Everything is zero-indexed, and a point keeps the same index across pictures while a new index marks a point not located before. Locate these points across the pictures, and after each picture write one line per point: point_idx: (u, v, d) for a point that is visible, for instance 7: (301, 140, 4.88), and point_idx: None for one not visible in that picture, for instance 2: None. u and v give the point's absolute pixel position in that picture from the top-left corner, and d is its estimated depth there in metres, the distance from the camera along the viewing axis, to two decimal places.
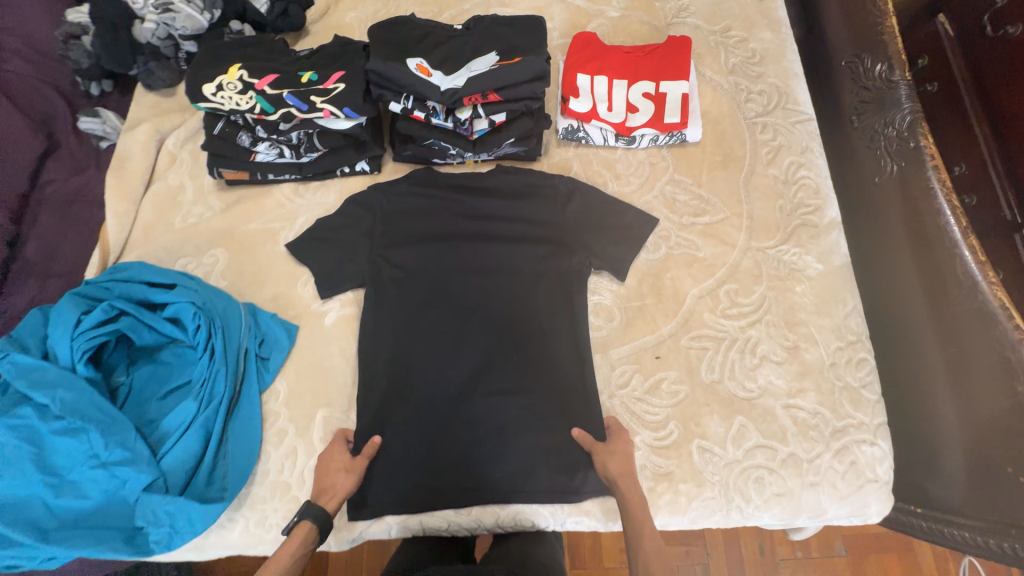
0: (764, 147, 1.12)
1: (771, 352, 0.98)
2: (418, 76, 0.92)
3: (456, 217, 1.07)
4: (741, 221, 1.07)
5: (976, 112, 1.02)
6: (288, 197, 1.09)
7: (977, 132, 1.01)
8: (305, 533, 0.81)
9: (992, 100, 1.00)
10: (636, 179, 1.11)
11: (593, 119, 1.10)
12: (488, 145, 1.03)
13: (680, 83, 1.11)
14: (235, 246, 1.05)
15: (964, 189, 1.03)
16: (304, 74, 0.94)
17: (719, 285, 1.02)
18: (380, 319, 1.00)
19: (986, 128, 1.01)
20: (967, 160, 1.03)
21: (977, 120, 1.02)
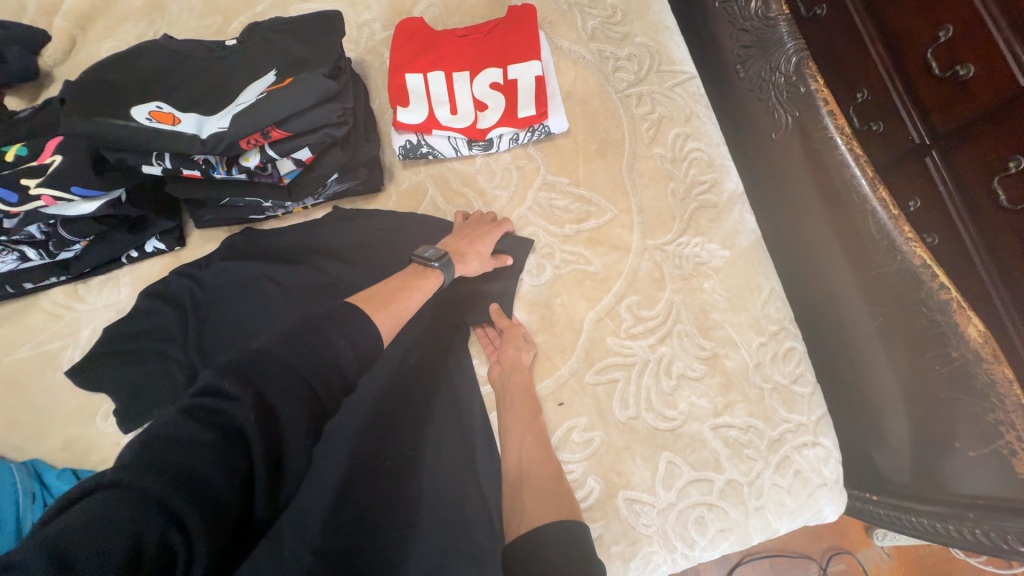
0: (644, 123, 0.95)
1: (688, 369, 0.83)
2: (158, 127, 0.68)
3: (287, 286, 0.86)
4: (631, 217, 0.90)
5: (869, 30, 0.82)
6: (63, 306, 0.84)
7: (872, 51, 0.81)
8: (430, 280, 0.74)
9: (884, 14, 0.79)
10: (503, 191, 0.92)
11: (434, 129, 0.89)
12: (305, 189, 0.81)
13: (531, 65, 0.90)
14: (1, 387, 0.80)
15: (867, 117, 0.84)
16: (10, 149, 0.69)
17: (618, 300, 0.86)
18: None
19: (880, 39, 0.80)
20: (868, 84, 0.83)
21: (870, 39, 0.82)
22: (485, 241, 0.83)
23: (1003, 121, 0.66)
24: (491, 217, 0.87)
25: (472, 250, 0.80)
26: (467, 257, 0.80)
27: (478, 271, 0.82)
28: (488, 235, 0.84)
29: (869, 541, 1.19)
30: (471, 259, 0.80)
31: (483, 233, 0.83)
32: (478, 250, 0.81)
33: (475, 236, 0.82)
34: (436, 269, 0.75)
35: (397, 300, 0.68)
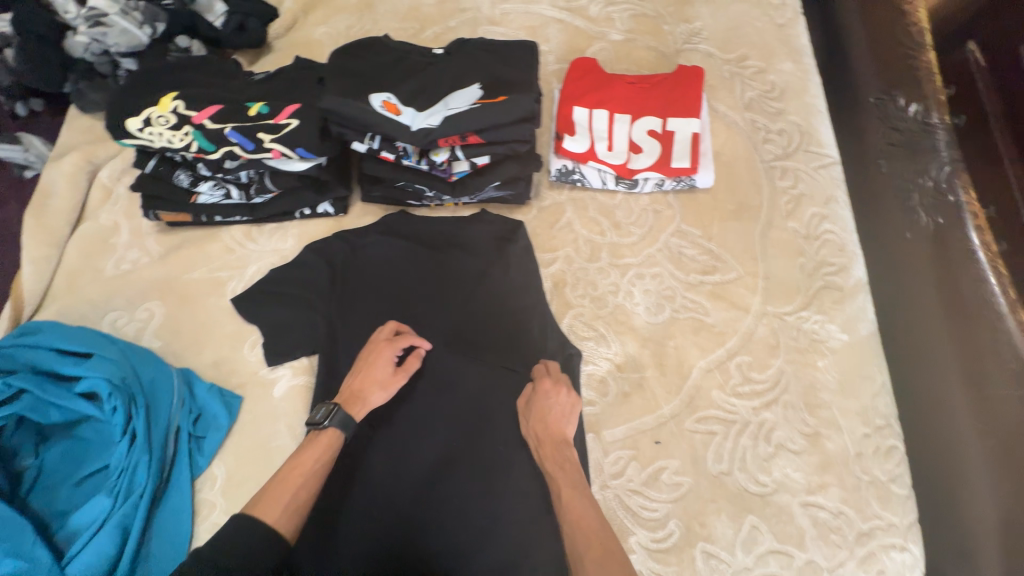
0: (784, 196, 0.99)
1: (788, 441, 0.85)
2: (385, 114, 0.77)
3: (427, 270, 0.93)
4: (756, 281, 0.93)
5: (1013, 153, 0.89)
6: (238, 242, 0.94)
7: (1010, 174, 0.88)
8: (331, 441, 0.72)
9: None
10: (637, 229, 0.98)
11: (590, 160, 0.96)
12: (469, 189, 0.90)
13: (691, 122, 0.97)
14: (173, 299, 0.90)
15: (994, 233, 0.88)
16: (253, 105, 0.80)
17: (730, 356, 0.89)
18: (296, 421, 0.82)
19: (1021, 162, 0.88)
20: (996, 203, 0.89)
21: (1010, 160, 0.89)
22: (377, 368, 0.79)
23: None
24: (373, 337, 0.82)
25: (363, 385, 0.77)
26: (362, 395, 0.77)
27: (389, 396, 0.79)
28: (382, 361, 0.79)
29: None
30: (367, 394, 0.77)
31: (379, 363, 0.79)
32: (370, 380, 0.78)
33: (363, 371, 0.78)
34: (329, 429, 0.72)
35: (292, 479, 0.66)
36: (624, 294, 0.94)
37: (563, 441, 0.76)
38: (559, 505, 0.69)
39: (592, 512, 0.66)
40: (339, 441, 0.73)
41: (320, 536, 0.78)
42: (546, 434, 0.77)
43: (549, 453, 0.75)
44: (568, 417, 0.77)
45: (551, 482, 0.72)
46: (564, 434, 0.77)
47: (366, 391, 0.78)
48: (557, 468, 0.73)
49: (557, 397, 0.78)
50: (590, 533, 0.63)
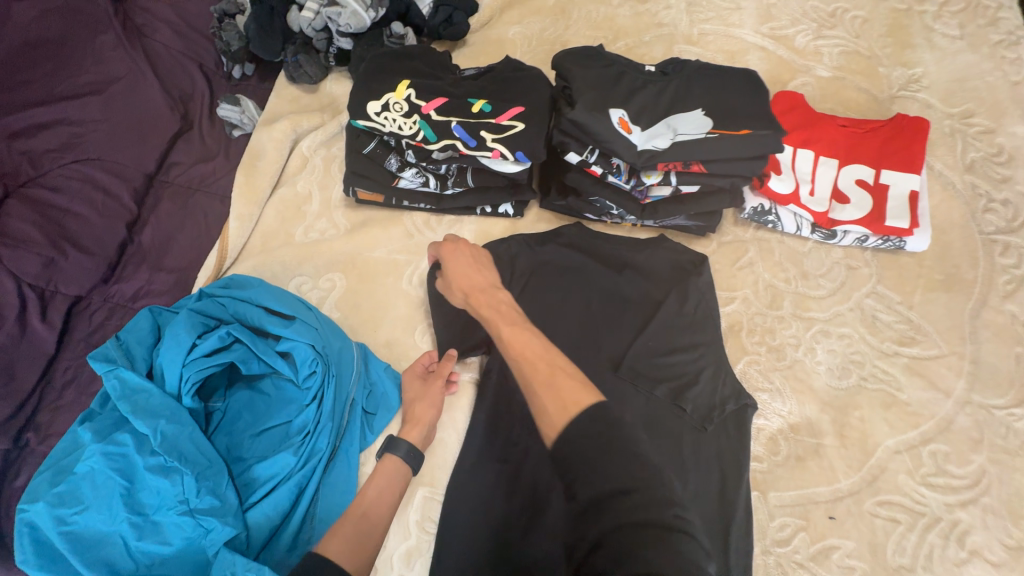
0: (1004, 275, 0.89)
1: (985, 549, 0.76)
2: (619, 131, 0.75)
3: (601, 289, 0.91)
4: (962, 364, 0.85)
5: None
6: (418, 229, 0.97)
7: None
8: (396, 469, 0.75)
9: None
10: (826, 282, 0.91)
11: (792, 203, 0.90)
12: (659, 215, 0.86)
13: (910, 178, 0.89)
14: (354, 274, 0.94)
15: None
16: (476, 102, 0.81)
17: (923, 442, 0.81)
18: (419, 409, 0.81)
19: None
20: None
21: None
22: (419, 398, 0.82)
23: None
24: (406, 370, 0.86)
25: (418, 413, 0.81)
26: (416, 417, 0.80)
27: None
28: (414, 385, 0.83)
29: None
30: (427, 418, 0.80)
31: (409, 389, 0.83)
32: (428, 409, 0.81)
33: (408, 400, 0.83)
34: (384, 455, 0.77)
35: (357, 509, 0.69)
36: (805, 351, 0.88)
37: (489, 286, 0.78)
38: (505, 347, 0.68)
39: (536, 342, 0.67)
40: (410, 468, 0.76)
41: (474, 538, 0.79)
42: (472, 286, 0.78)
43: (481, 301, 0.76)
44: (481, 268, 0.81)
45: (490, 324, 0.72)
46: (486, 282, 0.79)
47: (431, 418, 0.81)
48: (493, 312, 0.73)
49: (457, 249, 0.83)
50: (529, 357, 0.64)
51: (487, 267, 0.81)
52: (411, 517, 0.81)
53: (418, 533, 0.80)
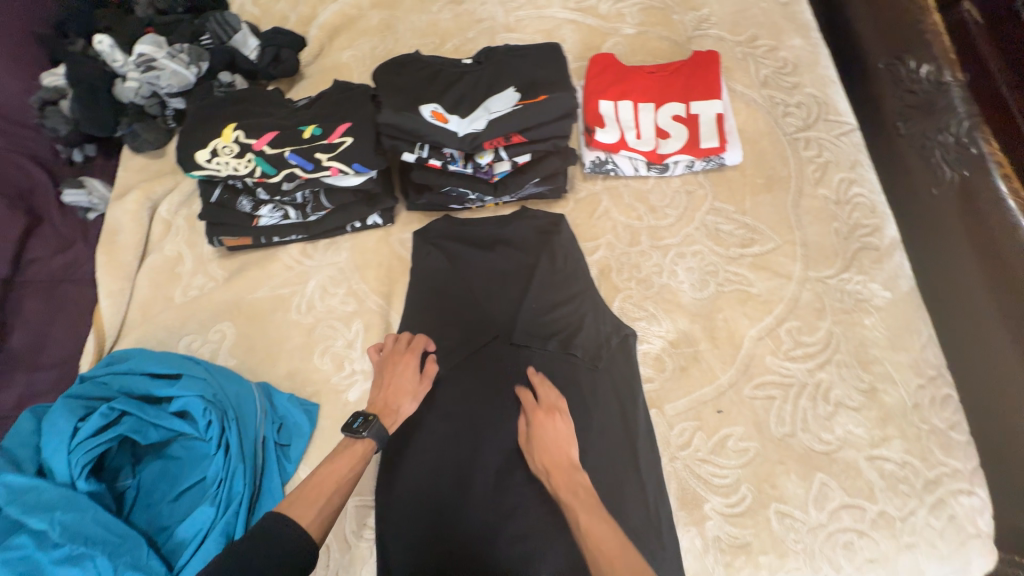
0: (810, 165, 1.03)
1: (846, 398, 0.87)
2: (434, 123, 0.82)
3: (478, 269, 0.97)
4: (794, 249, 0.97)
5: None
6: (295, 260, 0.99)
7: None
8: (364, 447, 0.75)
9: None
10: (672, 210, 1.02)
11: (622, 149, 1.00)
12: (510, 188, 0.93)
13: (713, 103, 1.01)
14: (242, 319, 0.95)
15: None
16: (306, 128, 0.85)
17: (778, 323, 0.92)
18: (403, 402, 0.81)
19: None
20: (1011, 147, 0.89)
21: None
22: (404, 383, 0.83)
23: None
24: (391, 352, 0.86)
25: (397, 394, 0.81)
26: (395, 406, 0.80)
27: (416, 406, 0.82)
28: (407, 372, 0.83)
29: None
30: (400, 405, 0.81)
31: (399, 373, 0.83)
32: (403, 392, 0.82)
33: (392, 381, 0.82)
34: (370, 437, 0.75)
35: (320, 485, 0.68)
36: (669, 274, 0.98)
37: (571, 466, 0.77)
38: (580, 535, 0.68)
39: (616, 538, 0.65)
40: (371, 453, 0.75)
41: (410, 530, 0.82)
42: (553, 463, 0.78)
43: (561, 481, 0.76)
44: (565, 443, 0.79)
45: (568, 510, 0.72)
46: (567, 458, 0.78)
47: (398, 403, 0.81)
48: (572, 496, 0.73)
49: (553, 426, 0.80)
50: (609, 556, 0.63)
51: (576, 444, 0.80)
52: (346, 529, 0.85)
53: (357, 541, 0.84)
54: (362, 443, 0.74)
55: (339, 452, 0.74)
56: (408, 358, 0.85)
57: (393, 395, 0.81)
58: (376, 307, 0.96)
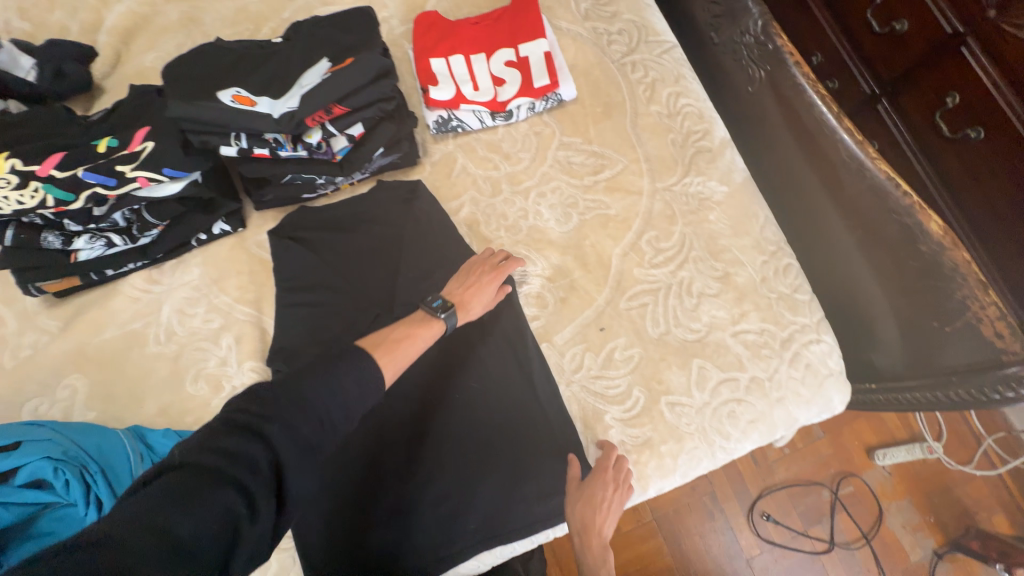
0: (640, 86, 1.09)
1: (706, 288, 0.96)
2: (240, 108, 0.78)
3: (346, 253, 0.94)
4: (640, 165, 1.04)
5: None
6: (142, 289, 0.91)
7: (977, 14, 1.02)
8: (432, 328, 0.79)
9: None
10: (526, 153, 1.04)
11: (461, 104, 1.01)
12: (356, 163, 0.89)
13: (539, 43, 1.04)
14: (92, 366, 0.86)
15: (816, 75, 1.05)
16: (100, 141, 0.77)
17: (639, 236, 0.99)
18: (474, 305, 0.85)
19: None
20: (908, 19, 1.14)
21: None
22: (485, 288, 0.87)
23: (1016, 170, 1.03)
24: (492, 263, 0.90)
25: (471, 294, 0.85)
26: (471, 304, 0.85)
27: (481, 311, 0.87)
28: (490, 283, 0.88)
29: (873, 463, 1.52)
30: (472, 305, 0.85)
31: (484, 279, 0.88)
32: (478, 295, 0.86)
33: (474, 285, 0.87)
34: (443, 320, 0.80)
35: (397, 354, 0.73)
36: (534, 215, 1.01)
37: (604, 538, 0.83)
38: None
39: None
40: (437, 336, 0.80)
41: (334, 521, 0.82)
42: (593, 532, 0.81)
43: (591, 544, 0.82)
44: (613, 514, 0.82)
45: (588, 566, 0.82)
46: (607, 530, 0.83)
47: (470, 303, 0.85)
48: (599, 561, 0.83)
49: (615, 498, 0.82)
50: None
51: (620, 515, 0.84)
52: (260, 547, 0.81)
53: (277, 553, 0.81)
54: (435, 322, 0.79)
55: (413, 323, 0.79)
56: (500, 273, 0.89)
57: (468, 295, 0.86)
58: (244, 316, 0.90)
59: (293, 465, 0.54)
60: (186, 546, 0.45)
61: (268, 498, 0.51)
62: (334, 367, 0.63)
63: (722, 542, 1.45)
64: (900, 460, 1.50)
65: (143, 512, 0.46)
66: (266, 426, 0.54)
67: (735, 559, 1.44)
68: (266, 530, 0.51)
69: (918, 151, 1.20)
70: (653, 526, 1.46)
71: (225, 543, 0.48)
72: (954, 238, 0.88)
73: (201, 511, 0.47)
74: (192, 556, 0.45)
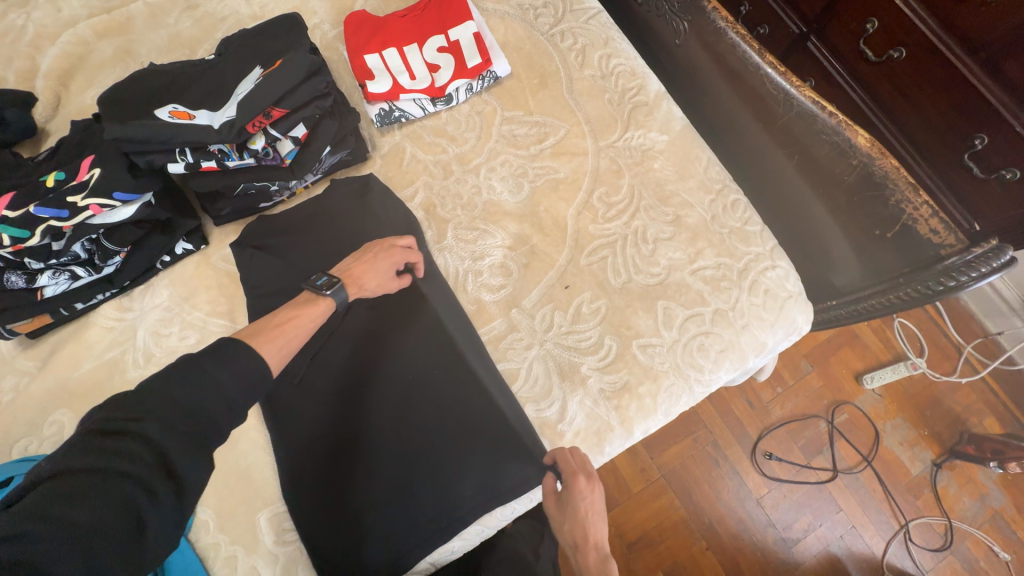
0: (571, 53, 1.13)
1: (660, 233, 1.00)
2: (178, 122, 0.82)
3: (310, 255, 0.96)
4: (582, 128, 1.07)
5: None
6: (115, 318, 0.93)
7: None
8: (319, 305, 0.79)
9: None
10: (471, 133, 1.08)
11: (401, 94, 1.04)
12: (304, 165, 0.91)
13: (467, 25, 1.07)
14: (74, 399, 0.88)
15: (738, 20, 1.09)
16: (48, 176, 0.81)
17: (590, 195, 1.03)
18: (367, 284, 0.85)
19: None
20: None
21: None
22: (380, 266, 0.87)
23: (937, 83, 1.06)
24: (389, 242, 0.90)
25: (364, 271, 0.85)
26: (362, 283, 0.85)
27: (374, 290, 0.87)
28: (387, 262, 0.87)
29: (862, 389, 1.57)
30: (365, 283, 0.85)
31: (381, 257, 0.87)
32: (372, 275, 0.86)
33: (369, 263, 0.86)
34: (329, 297, 0.80)
35: (286, 329, 0.74)
36: (487, 190, 1.04)
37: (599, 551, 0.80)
38: None
39: None
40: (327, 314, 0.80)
41: (335, 508, 0.85)
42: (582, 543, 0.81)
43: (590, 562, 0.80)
44: (595, 520, 0.82)
45: None
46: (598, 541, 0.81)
47: (364, 282, 0.85)
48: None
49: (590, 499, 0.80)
50: None
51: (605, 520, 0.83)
52: (267, 544, 0.84)
53: (283, 548, 0.84)
54: (320, 298, 0.79)
55: (301, 303, 0.80)
56: (398, 252, 0.89)
57: (360, 272, 0.85)
58: (219, 328, 0.92)
59: (181, 455, 0.57)
60: (90, 533, 0.50)
61: (165, 481, 0.55)
62: (203, 362, 0.62)
63: (730, 486, 1.49)
64: (886, 380, 1.54)
65: (35, 512, 0.49)
66: (140, 425, 0.56)
67: (746, 502, 1.47)
68: (174, 508, 0.56)
69: (850, 78, 1.24)
70: (656, 479, 1.49)
71: (128, 524, 0.52)
72: (880, 147, 0.94)
73: (95, 502, 0.51)
74: (94, 539, 0.50)
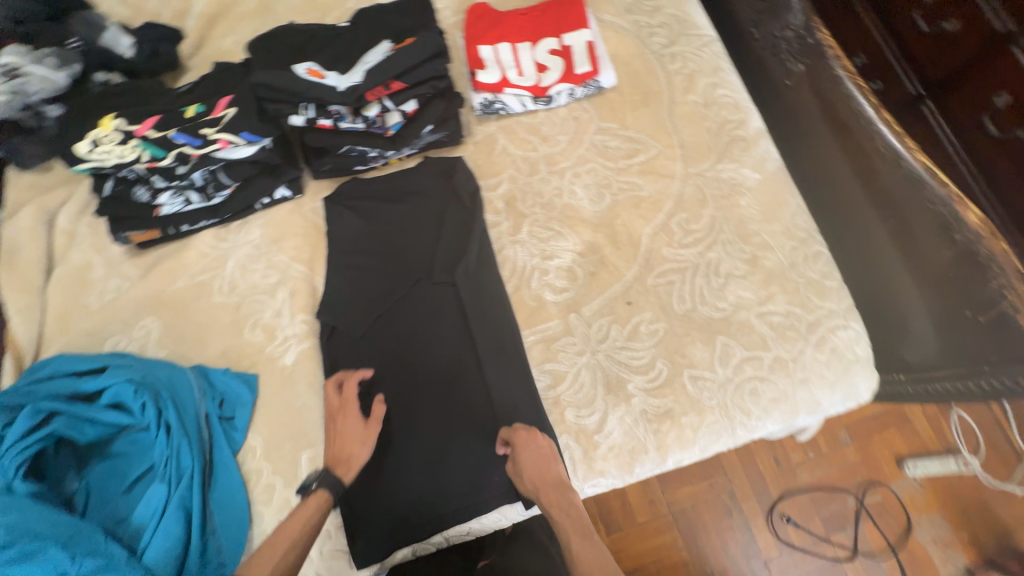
0: (677, 76, 1.13)
1: (734, 269, 0.99)
2: (310, 79, 0.89)
3: (389, 222, 1.01)
4: (674, 151, 1.07)
5: None
6: (210, 246, 1.01)
7: None
8: (317, 502, 0.78)
9: None
10: (563, 136, 1.10)
11: (506, 87, 1.08)
12: (407, 138, 0.96)
13: (582, 33, 1.09)
14: (163, 310, 0.96)
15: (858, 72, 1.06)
16: (189, 107, 0.88)
17: (669, 218, 1.03)
18: (354, 450, 0.82)
19: None
20: None
21: None
22: (348, 426, 0.84)
23: None
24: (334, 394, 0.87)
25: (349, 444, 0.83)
26: (348, 453, 0.82)
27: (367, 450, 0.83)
28: (347, 420, 0.85)
29: (902, 475, 1.48)
30: (352, 452, 0.82)
31: (347, 418, 0.85)
32: (351, 440, 0.83)
33: (339, 431, 0.84)
34: (318, 490, 0.79)
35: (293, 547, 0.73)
36: (568, 193, 1.06)
37: (560, 481, 0.80)
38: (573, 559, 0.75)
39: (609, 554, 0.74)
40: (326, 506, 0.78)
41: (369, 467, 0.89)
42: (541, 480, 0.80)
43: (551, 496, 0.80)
44: (551, 458, 0.82)
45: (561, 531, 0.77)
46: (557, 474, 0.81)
47: (350, 452, 0.82)
48: (563, 512, 0.78)
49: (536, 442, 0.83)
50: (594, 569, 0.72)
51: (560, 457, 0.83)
52: None
53: None
54: (312, 503, 0.78)
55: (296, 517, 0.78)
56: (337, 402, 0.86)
57: (342, 446, 0.83)
58: (299, 273, 0.99)
59: None
60: None
61: None
62: None
63: (740, 542, 1.44)
64: (932, 473, 1.44)
65: None
66: None
67: (753, 561, 1.42)
68: None
69: None
70: (666, 514, 1.47)
71: None
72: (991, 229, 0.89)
73: None
74: None
